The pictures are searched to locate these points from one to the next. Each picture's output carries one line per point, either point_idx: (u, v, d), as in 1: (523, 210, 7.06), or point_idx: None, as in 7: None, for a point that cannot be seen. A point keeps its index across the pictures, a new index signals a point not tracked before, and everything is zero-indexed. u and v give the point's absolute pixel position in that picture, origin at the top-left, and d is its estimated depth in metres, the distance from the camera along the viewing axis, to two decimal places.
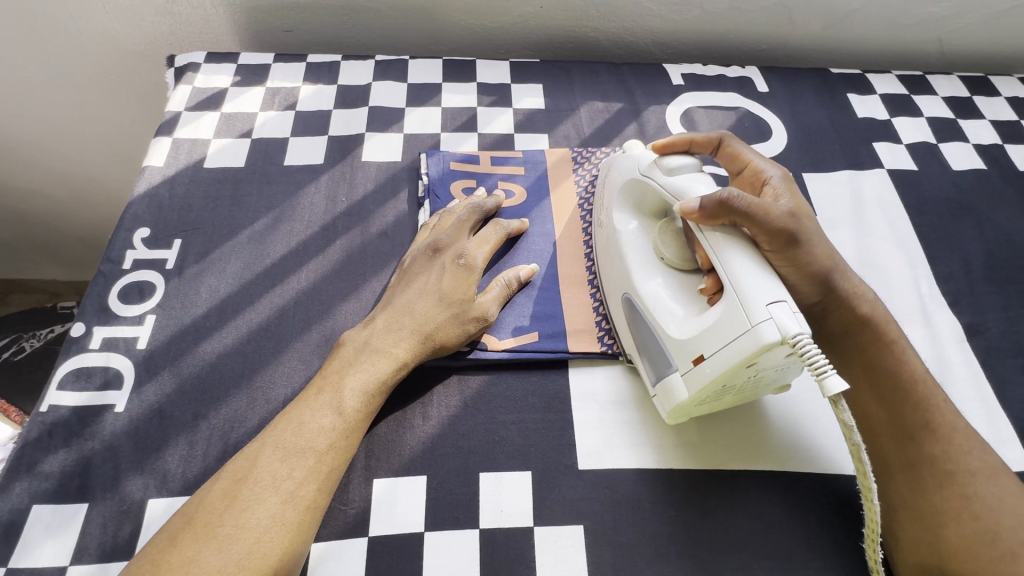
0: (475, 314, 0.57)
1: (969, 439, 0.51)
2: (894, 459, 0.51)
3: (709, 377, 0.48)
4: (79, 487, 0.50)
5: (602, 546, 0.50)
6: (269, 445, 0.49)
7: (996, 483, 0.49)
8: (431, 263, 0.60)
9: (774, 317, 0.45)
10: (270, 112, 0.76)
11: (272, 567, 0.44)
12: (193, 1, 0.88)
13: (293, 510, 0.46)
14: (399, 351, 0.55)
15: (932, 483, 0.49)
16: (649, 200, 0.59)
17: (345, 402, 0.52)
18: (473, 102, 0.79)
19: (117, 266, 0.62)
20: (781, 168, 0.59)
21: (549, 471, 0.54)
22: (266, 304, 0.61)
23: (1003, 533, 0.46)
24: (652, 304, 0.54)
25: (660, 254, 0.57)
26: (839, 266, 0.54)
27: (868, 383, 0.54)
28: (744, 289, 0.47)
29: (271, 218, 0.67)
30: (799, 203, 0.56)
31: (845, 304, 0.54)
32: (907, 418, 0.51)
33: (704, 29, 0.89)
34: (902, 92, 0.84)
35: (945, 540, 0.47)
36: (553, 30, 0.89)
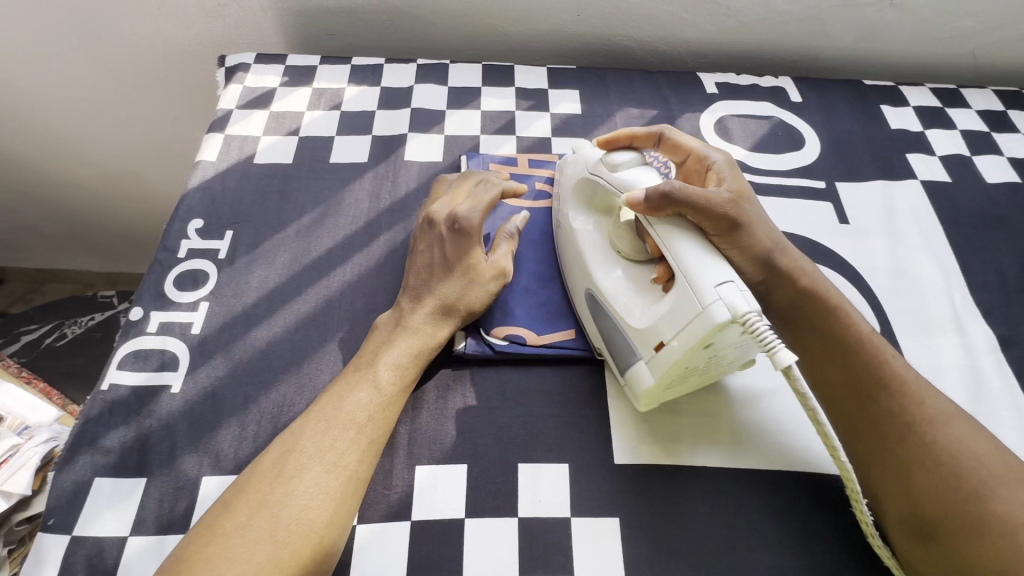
0: (492, 272, 0.60)
1: (921, 388, 0.52)
2: (855, 419, 0.53)
3: (671, 360, 0.50)
4: (137, 462, 0.53)
5: (638, 539, 0.51)
6: (311, 419, 0.51)
7: (952, 428, 0.49)
8: (427, 237, 0.61)
9: (727, 293, 0.47)
10: (316, 111, 0.78)
11: (319, 534, 0.46)
12: (243, 4, 0.91)
13: (336, 478, 0.49)
14: (431, 326, 0.58)
15: (894, 436, 0.50)
16: (601, 195, 0.62)
17: (381, 377, 0.54)
18: (512, 106, 0.81)
19: (173, 254, 0.65)
20: (724, 153, 0.62)
21: (586, 464, 0.55)
22: (312, 294, 0.63)
23: (965, 474, 0.47)
24: (614, 299, 0.56)
25: (619, 249, 0.59)
26: (780, 246, 0.58)
27: (821, 357, 0.55)
28: (696, 273, 0.49)
29: (318, 212, 0.70)
30: (741, 186, 0.58)
31: (789, 281, 0.57)
32: (859, 381, 0.53)
33: (737, 40, 0.90)
34: (936, 105, 0.85)
35: (915, 488, 0.48)
36: (588, 38, 0.92)
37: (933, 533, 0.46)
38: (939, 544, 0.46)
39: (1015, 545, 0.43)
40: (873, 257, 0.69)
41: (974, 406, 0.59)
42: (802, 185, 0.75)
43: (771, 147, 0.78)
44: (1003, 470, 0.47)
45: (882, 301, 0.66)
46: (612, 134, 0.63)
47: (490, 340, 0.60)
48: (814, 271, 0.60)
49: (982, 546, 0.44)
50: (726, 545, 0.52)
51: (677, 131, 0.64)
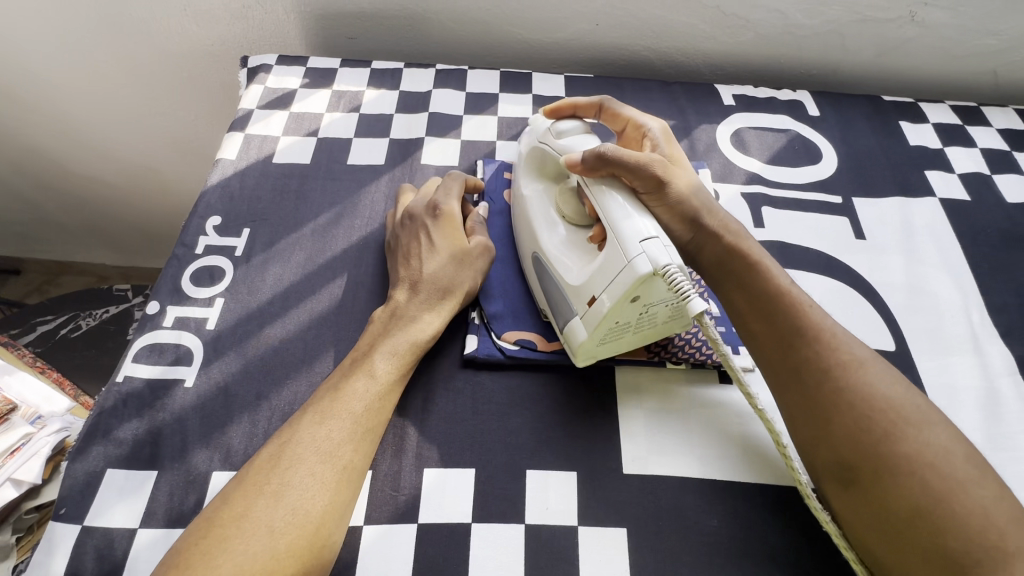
0: (478, 252, 0.62)
1: (839, 336, 0.51)
2: (780, 370, 0.52)
3: (601, 314, 0.52)
4: (148, 454, 0.53)
5: (645, 550, 0.51)
6: (309, 411, 0.52)
7: (868, 371, 0.49)
8: (409, 227, 0.63)
9: (650, 246, 0.50)
10: (336, 113, 0.79)
11: (315, 524, 0.46)
12: (267, 7, 0.93)
13: (332, 468, 0.49)
14: (429, 311, 0.59)
15: (814, 383, 0.50)
16: (549, 163, 0.64)
17: (378, 369, 0.54)
18: (529, 113, 0.81)
19: (190, 250, 0.66)
20: (661, 122, 0.65)
21: (595, 473, 0.55)
22: (326, 293, 0.64)
23: (877, 415, 0.47)
24: (552, 258, 0.59)
25: (562, 215, 0.62)
26: (706, 205, 0.59)
27: (750, 311, 0.55)
28: (623, 229, 0.52)
29: (335, 213, 0.70)
30: (673, 156, 0.62)
31: (714, 237, 0.57)
32: (783, 330, 0.52)
33: (756, 53, 0.90)
34: (956, 122, 0.84)
35: (838, 436, 0.47)
36: (606, 47, 0.92)
37: (854, 479, 0.46)
38: (860, 489, 0.45)
39: (922, 484, 0.43)
40: (890, 273, 0.68)
41: (991, 427, 0.58)
42: (818, 200, 0.74)
43: (788, 161, 0.78)
44: (913, 411, 0.47)
45: (897, 318, 0.65)
46: (555, 102, 0.65)
47: (499, 344, 0.61)
48: (738, 227, 0.60)
49: (895, 487, 0.44)
50: (735, 560, 0.51)
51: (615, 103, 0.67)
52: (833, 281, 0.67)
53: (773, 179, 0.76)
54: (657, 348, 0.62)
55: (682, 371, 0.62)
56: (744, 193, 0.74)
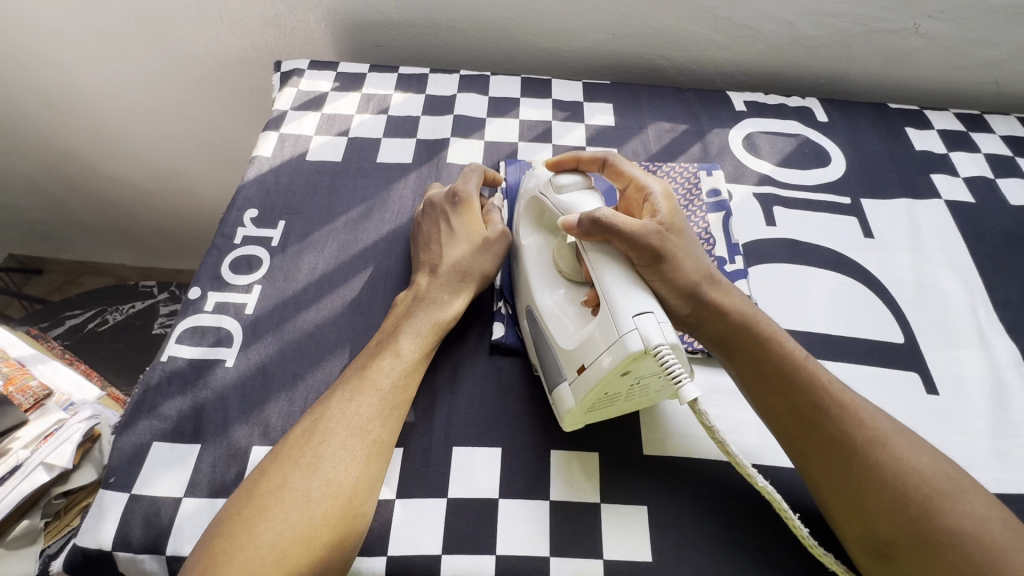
0: (495, 238, 0.65)
1: (865, 413, 0.51)
2: (803, 446, 0.52)
3: (591, 385, 0.50)
4: (191, 429, 0.56)
5: (665, 526, 0.53)
6: (339, 391, 0.54)
7: (894, 447, 0.49)
8: (429, 215, 0.67)
9: (642, 325, 0.48)
10: (365, 114, 0.83)
11: (343, 504, 0.48)
12: (298, 15, 0.97)
13: (362, 444, 0.51)
14: (451, 291, 0.62)
15: (842, 459, 0.49)
16: (547, 216, 0.63)
17: (404, 349, 0.57)
18: (549, 116, 0.85)
19: (229, 241, 0.69)
20: (664, 183, 0.61)
21: (616, 453, 0.57)
22: (357, 282, 0.67)
23: (912, 490, 0.47)
24: (549, 317, 0.57)
25: (558, 270, 0.59)
26: (711, 279, 0.57)
27: (760, 387, 0.55)
28: (616, 304, 0.50)
29: (365, 208, 0.73)
30: (676, 219, 0.58)
31: (721, 314, 0.56)
32: (799, 407, 0.52)
33: (766, 62, 0.94)
34: (959, 128, 0.87)
35: (869, 506, 0.47)
36: (622, 55, 0.96)
37: (890, 553, 0.46)
38: (899, 565, 0.45)
39: (967, 558, 0.43)
40: (897, 270, 0.71)
41: (996, 416, 0.60)
42: (827, 201, 0.77)
43: (798, 163, 0.81)
44: (946, 481, 0.47)
45: (906, 313, 0.67)
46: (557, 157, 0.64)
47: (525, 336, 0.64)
48: (749, 302, 0.59)
49: (938, 562, 0.44)
50: (751, 537, 0.53)
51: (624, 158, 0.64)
52: (843, 277, 0.70)
53: (783, 181, 0.79)
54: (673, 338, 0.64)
55: (698, 359, 0.64)
56: (756, 194, 0.77)
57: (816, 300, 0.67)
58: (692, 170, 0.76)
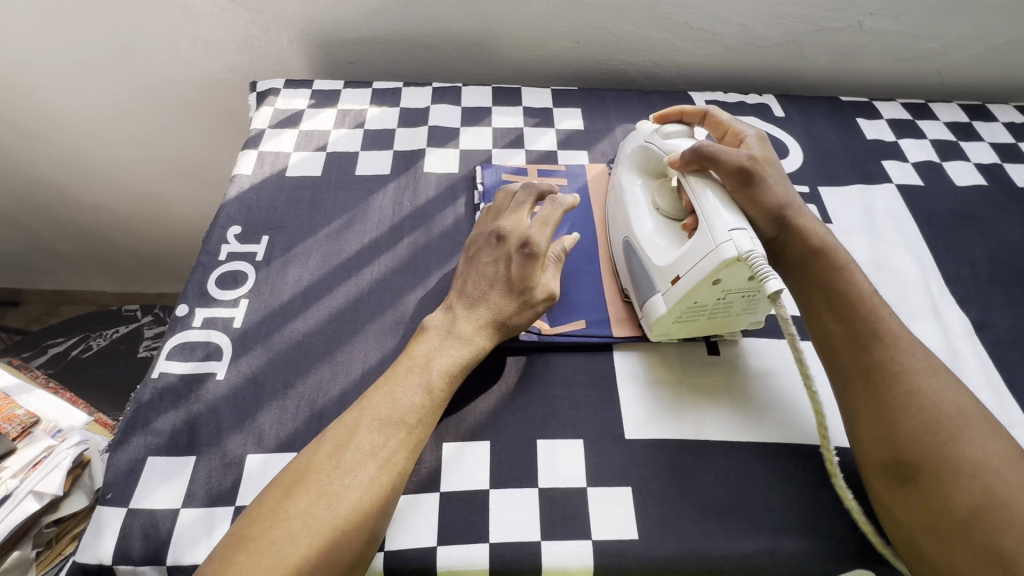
0: (541, 295, 0.63)
1: (912, 344, 0.56)
2: (847, 365, 0.57)
3: (684, 291, 0.58)
4: (186, 442, 0.57)
5: (649, 505, 0.56)
6: (366, 418, 0.55)
7: (939, 379, 0.54)
8: (494, 251, 0.65)
9: (738, 235, 0.55)
10: (342, 129, 0.86)
11: (365, 534, 0.50)
12: (271, 36, 0.99)
13: (388, 474, 0.52)
14: (478, 336, 0.61)
15: (884, 386, 0.54)
16: (651, 161, 0.70)
17: (433, 381, 0.58)
18: (521, 123, 0.88)
19: (214, 257, 0.71)
20: (758, 130, 0.70)
21: (600, 439, 0.60)
22: (343, 291, 0.69)
23: (945, 420, 0.51)
24: (643, 240, 0.64)
25: (656, 206, 0.67)
26: (793, 208, 0.64)
27: (824, 308, 0.60)
28: (711, 219, 0.58)
29: (346, 219, 0.75)
30: (767, 157, 0.67)
31: (798, 239, 0.63)
32: (860, 329, 0.57)
33: (724, 63, 0.99)
34: (906, 117, 0.92)
35: (900, 435, 0.51)
36: (588, 62, 1.00)
37: (913, 478, 0.50)
38: (919, 488, 0.50)
39: (982, 486, 0.48)
40: (855, 252, 0.75)
41: None
42: None
43: None
44: (978, 419, 0.51)
45: None
46: (665, 110, 0.73)
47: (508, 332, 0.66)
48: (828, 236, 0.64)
49: (954, 487, 0.48)
50: (734, 510, 0.56)
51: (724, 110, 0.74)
52: None
53: None
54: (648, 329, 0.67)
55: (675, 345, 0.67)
56: None
57: None
58: None
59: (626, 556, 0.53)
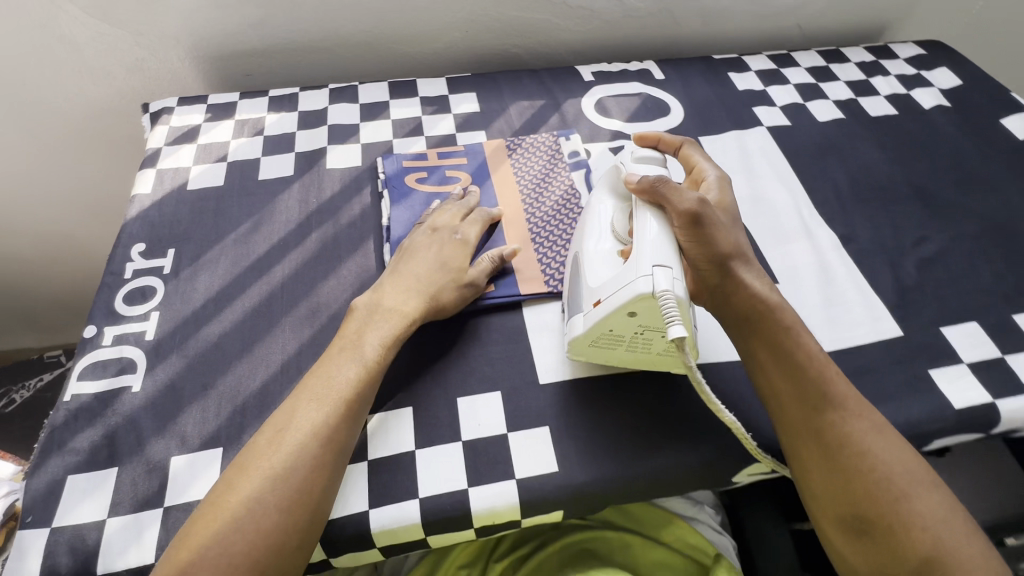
0: (468, 280, 0.67)
1: (859, 404, 0.57)
2: (798, 422, 0.57)
3: (600, 316, 0.58)
4: (107, 455, 0.58)
5: (565, 440, 0.60)
6: (304, 398, 0.57)
7: (884, 437, 0.56)
8: (428, 239, 0.69)
9: (660, 273, 0.54)
10: (242, 138, 0.87)
11: (311, 506, 0.52)
12: (160, 57, 0.99)
13: (321, 445, 0.54)
14: (405, 307, 0.64)
15: (835, 446, 0.55)
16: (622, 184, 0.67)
17: (367, 355, 0.60)
18: (418, 112, 0.91)
19: (119, 277, 0.71)
20: (722, 174, 0.70)
21: (516, 388, 0.63)
22: (256, 290, 0.70)
23: (896, 481, 0.54)
24: (586, 260, 0.63)
25: (613, 228, 0.64)
26: (741, 257, 0.61)
27: (770, 360, 0.59)
28: (645, 248, 0.56)
29: (252, 222, 0.77)
30: (723, 202, 0.66)
31: (741, 291, 0.60)
32: (809, 390, 0.57)
33: (606, 37, 1.05)
34: (771, 67, 1.01)
35: (855, 494, 0.53)
36: (480, 50, 1.05)
37: (866, 530, 0.53)
38: (871, 540, 0.53)
39: (932, 540, 0.52)
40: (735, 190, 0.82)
41: (823, 292, 0.72)
42: None
43: (644, 117, 0.92)
44: (920, 473, 0.55)
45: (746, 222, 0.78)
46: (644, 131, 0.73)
47: None
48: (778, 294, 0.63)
49: (908, 541, 0.52)
50: (643, 430, 0.61)
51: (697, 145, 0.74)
52: None
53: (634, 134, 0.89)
54: (555, 283, 0.71)
55: None
56: (611, 149, 0.87)
57: None
58: (552, 140, 0.86)
59: (547, 487, 0.57)
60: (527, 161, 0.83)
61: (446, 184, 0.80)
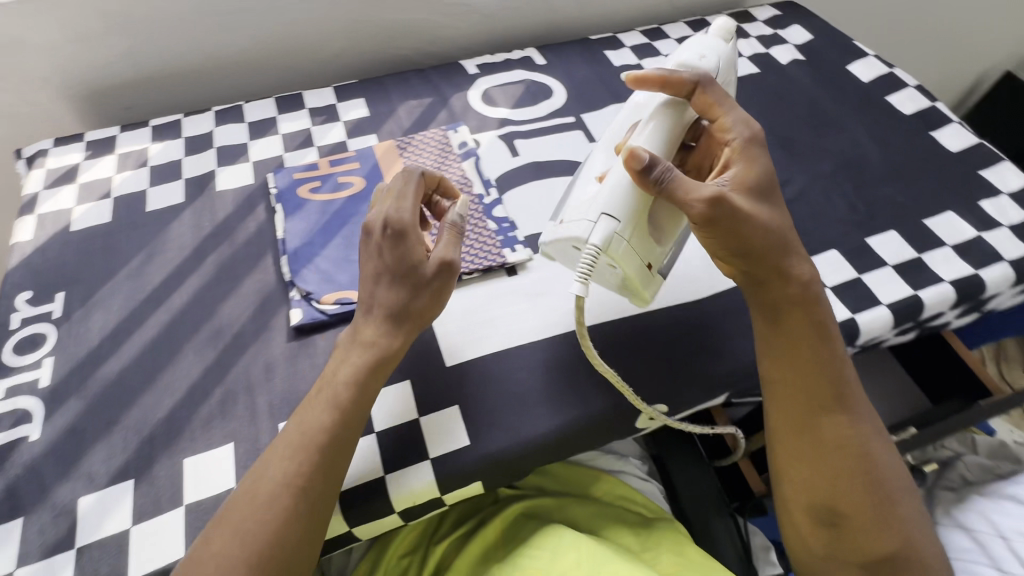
0: (432, 271, 0.60)
1: (865, 412, 0.63)
2: (798, 418, 0.62)
3: (552, 236, 0.62)
4: (9, 508, 0.56)
5: (474, 415, 0.63)
6: (280, 446, 0.56)
7: (878, 445, 0.62)
8: (369, 248, 0.63)
9: (602, 224, 0.57)
10: (126, 172, 0.85)
11: (263, 543, 0.52)
12: (29, 99, 0.95)
13: (289, 496, 0.53)
14: (374, 339, 0.60)
15: (832, 446, 0.61)
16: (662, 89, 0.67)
17: (341, 396, 0.58)
18: (307, 124, 0.92)
19: (6, 328, 0.69)
20: (749, 123, 0.62)
21: (424, 375, 0.66)
22: (155, 321, 0.70)
23: (880, 485, 0.60)
24: (585, 167, 0.66)
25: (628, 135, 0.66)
26: (780, 253, 0.61)
27: (787, 359, 0.62)
28: (607, 191, 0.59)
29: (145, 254, 0.76)
30: (754, 173, 0.61)
31: (780, 292, 0.62)
32: (827, 392, 0.62)
33: (488, 30, 1.09)
34: (644, 41, 1.07)
35: (837, 492, 0.60)
36: (366, 56, 1.06)
37: (836, 522, 0.60)
38: (840, 530, 0.60)
39: (901, 540, 0.59)
40: None
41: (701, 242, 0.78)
42: (555, 123, 0.93)
43: (529, 102, 0.96)
44: (902, 483, 0.62)
45: None
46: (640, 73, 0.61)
47: (323, 309, 0.69)
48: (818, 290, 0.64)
49: (877, 537, 0.59)
50: (546, 394, 0.65)
51: (715, 87, 0.62)
52: None
53: (520, 120, 0.93)
54: None
55: (479, 279, 0.74)
56: (500, 135, 0.90)
57: None
58: (441, 135, 0.88)
59: (461, 461, 0.61)
60: (418, 157, 0.86)
61: (339, 190, 0.81)
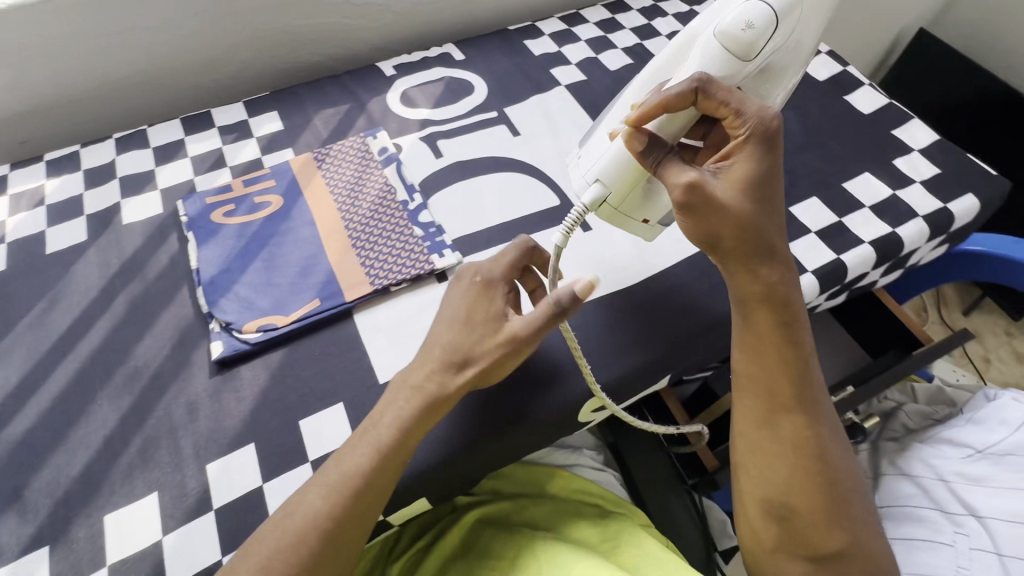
0: (500, 337, 0.56)
1: (828, 414, 0.63)
2: (764, 414, 0.62)
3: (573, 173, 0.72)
4: None
5: None
6: (315, 487, 0.53)
7: (839, 448, 0.62)
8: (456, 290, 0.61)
9: (593, 189, 0.65)
10: (20, 214, 0.79)
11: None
12: None
13: (316, 541, 0.51)
14: (427, 383, 0.56)
15: (791, 442, 0.61)
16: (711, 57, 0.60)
17: (383, 439, 0.55)
18: (217, 143, 0.87)
19: None
20: (770, 124, 0.57)
21: (357, 396, 0.64)
22: (62, 372, 0.65)
23: (835, 485, 0.60)
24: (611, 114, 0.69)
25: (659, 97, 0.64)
26: (758, 255, 0.60)
27: (754, 351, 0.63)
28: (606, 161, 0.63)
29: (47, 301, 0.71)
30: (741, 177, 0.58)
31: (751, 290, 0.62)
32: (794, 388, 0.62)
33: (403, 28, 1.05)
34: (563, 28, 1.06)
35: (793, 488, 0.60)
36: (277, 65, 1.02)
37: (787, 517, 0.60)
38: (791, 526, 0.60)
39: (849, 541, 0.59)
40: (541, 152, 0.87)
41: None
42: (477, 120, 0.91)
43: (449, 100, 0.93)
44: (857, 487, 0.62)
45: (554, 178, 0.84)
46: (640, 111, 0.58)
47: (244, 339, 0.66)
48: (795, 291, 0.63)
49: (826, 536, 0.59)
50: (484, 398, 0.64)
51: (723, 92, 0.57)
52: (503, 176, 0.84)
53: (441, 119, 0.90)
54: (380, 280, 0.70)
55: (408, 289, 0.72)
56: (421, 137, 0.88)
57: (486, 198, 0.81)
58: (359, 143, 0.85)
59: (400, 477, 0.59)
60: (337, 168, 0.82)
61: (256, 211, 0.77)
